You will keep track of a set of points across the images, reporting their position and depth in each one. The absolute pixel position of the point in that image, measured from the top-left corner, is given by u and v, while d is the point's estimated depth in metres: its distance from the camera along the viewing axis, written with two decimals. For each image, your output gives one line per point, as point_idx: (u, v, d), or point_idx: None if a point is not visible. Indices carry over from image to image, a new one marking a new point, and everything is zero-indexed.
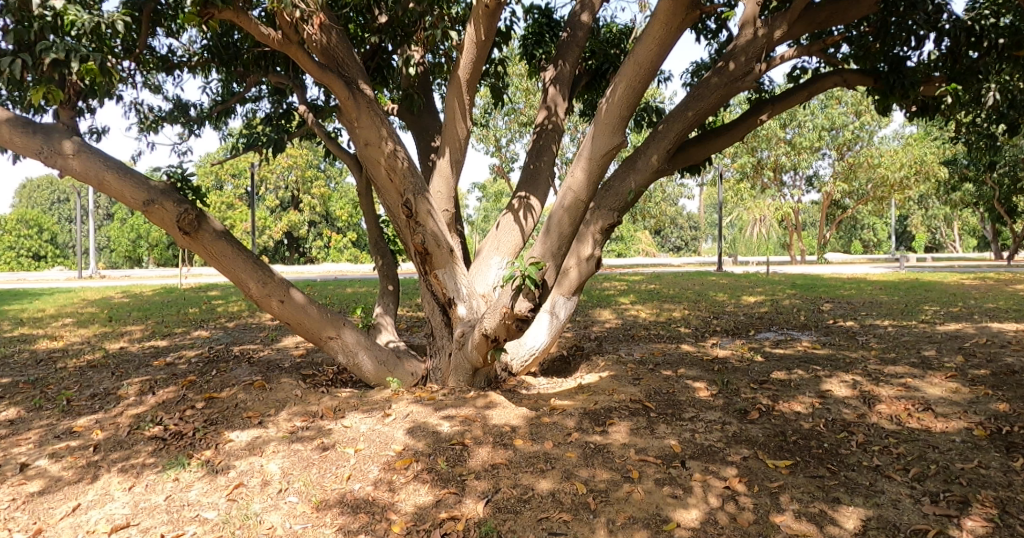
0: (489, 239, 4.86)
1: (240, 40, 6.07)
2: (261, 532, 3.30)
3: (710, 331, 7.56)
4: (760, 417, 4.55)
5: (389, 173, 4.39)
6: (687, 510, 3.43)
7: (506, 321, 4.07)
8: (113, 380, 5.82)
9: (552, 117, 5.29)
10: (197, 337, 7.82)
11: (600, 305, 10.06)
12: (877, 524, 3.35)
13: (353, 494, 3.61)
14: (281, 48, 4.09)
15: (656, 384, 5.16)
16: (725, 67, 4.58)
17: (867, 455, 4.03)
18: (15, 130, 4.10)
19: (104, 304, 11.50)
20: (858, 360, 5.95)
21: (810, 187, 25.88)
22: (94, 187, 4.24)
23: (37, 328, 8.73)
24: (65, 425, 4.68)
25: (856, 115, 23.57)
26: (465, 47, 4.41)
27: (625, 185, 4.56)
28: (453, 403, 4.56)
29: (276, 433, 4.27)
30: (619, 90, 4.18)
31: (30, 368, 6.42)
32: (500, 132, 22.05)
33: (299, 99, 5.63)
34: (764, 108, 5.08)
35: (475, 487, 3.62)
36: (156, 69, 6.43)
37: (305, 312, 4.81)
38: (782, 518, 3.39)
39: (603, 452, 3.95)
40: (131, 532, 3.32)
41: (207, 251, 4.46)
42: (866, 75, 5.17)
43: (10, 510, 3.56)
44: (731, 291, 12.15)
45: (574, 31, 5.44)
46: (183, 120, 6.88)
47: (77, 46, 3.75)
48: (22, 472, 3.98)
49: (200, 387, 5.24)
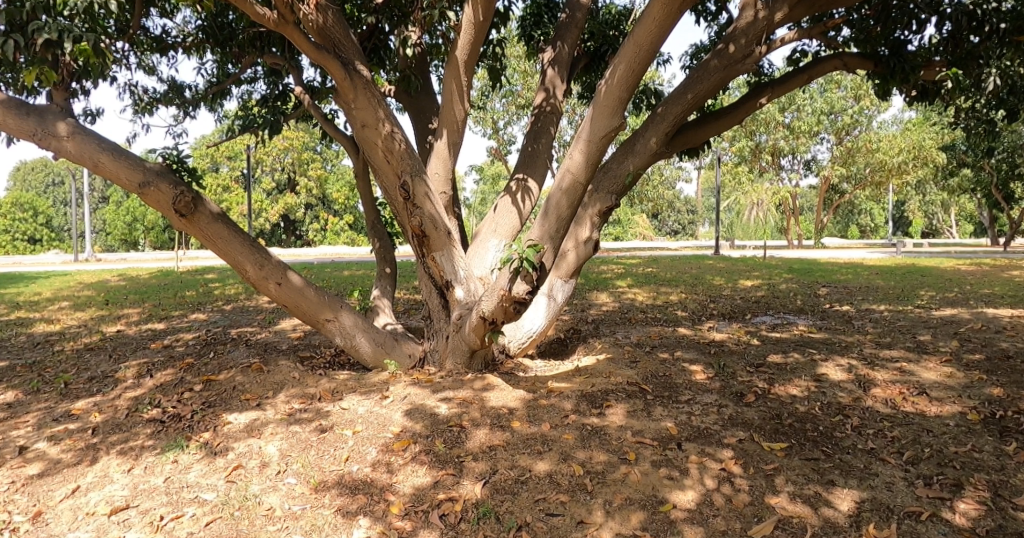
0: (486, 221, 4.85)
1: (234, 21, 5.97)
2: (260, 514, 3.33)
3: (707, 315, 7.59)
4: (756, 400, 4.58)
5: (386, 155, 4.36)
6: (683, 491, 3.46)
7: (504, 304, 4.08)
8: (111, 363, 5.82)
9: (550, 99, 5.24)
10: (194, 320, 7.80)
11: (597, 288, 10.07)
12: (872, 506, 3.38)
13: (351, 475, 3.63)
14: (277, 28, 4.02)
15: (652, 367, 5.17)
16: (725, 49, 4.53)
17: (862, 438, 4.07)
18: (9, 112, 4.08)
19: (101, 287, 11.51)
20: (854, 345, 5.99)
21: (808, 172, 25.77)
22: (89, 168, 4.18)
23: (34, 311, 8.72)
24: (64, 408, 4.67)
25: (856, 99, 23.42)
26: (463, 28, 4.36)
27: (623, 168, 4.53)
28: (451, 386, 4.57)
29: (274, 416, 4.28)
30: (618, 71, 4.14)
31: (26, 351, 6.43)
32: (497, 115, 21.89)
33: (295, 81, 5.52)
34: (763, 91, 5.05)
35: (472, 468, 3.65)
36: (150, 49, 6.36)
37: (303, 295, 4.80)
38: (777, 500, 3.42)
39: (601, 434, 3.97)
40: (130, 514, 3.35)
41: (203, 233, 4.43)
42: (867, 58, 5.12)
43: (10, 493, 3.58)
44: (728, 275, 12.15)
45: (573, 12, 5.36)
46: (178, 101, 6.81)
47: (70, 27, 3.72)
48: (21, 455, 3.99)
49: (198, 370, 5.24)
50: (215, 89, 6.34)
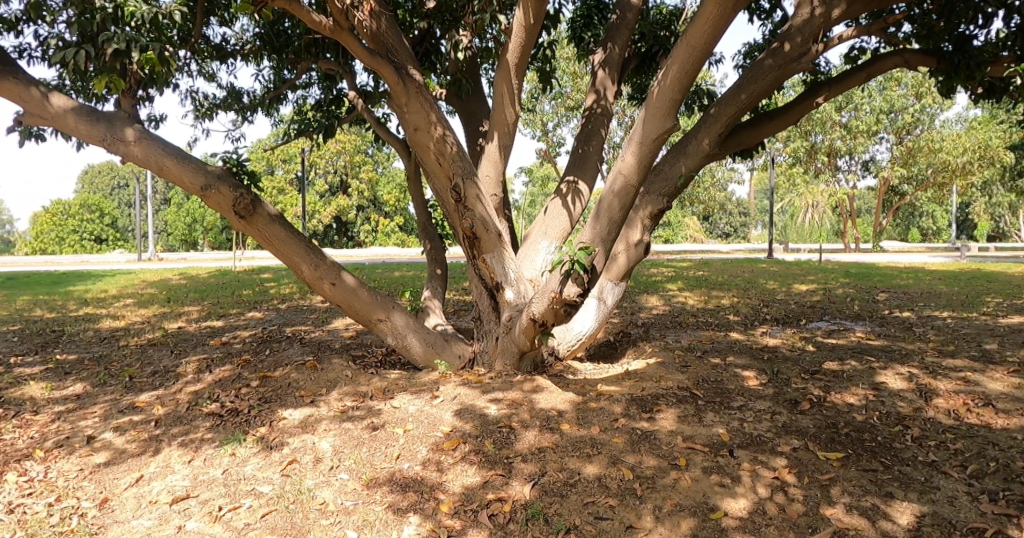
0: (537, 223, 4.87)
1: (290, 28, 6.14)
2: (314, 508, 3.41)
3: (760, 319, 7.41)
4: (811, 408, 4.45)
5: (438, 158, 4.41)
6: (735, 499, 3.39)
7: (555, 306, 4.08)
8: (172, 358, 6.07)
9: (600, 101, 5.21)
10: (251, 318, 8.06)
11: (647, 291, 9.97)
12: (933, 521, 3.24)
13: (402, 473, 3.69)
14: (332, 35, 4.14)
15: (704, 372, 5.09)
16: (780, 48, 4.42)
17: (923, 450, 3.90)
18: (81, 119, 4.29)
19: (163, 285, 12.04)
20: (915, 352, 5.75)
21: (866, 172, 24.84)
22: (154, 172, 4.37)
23: (101, 307, 9.17)
24: (129, 400, 4.91)
25: (917, 97, 22.60)
26: (514, 31, 4.38)
27: (676, 169, 4.48)
28: (500, 387, 4.59)
29: (328, 413, 4.38)
30: (672, 72, 4.08)
31: (95, 345, 6.76)
32: (546, 117, 21.91)
33: (349, 85, 5.65)
34: (820, 91, 4.90)
35: (522, 469, 3.66)
36: (210, 57, 6.59)
37: (356, 295, 4.90)
38: (833, 511, 3.32)
39: (651, 439, 3.93)
40: (190, 503, 3.48)
41: (261, 234, 4.57)
42: (929, 55, 4.94)
43: (79, 480, 3.78)
44: (782, 279, 11.82)
45: (624, 13, 5.31)
46: (236, 107, 7.05)
47: (137, 37, 3.92)
48: (89, 444, 4.21)
49: (255, 366, 5.42)
50: (272, 94, 6.52)
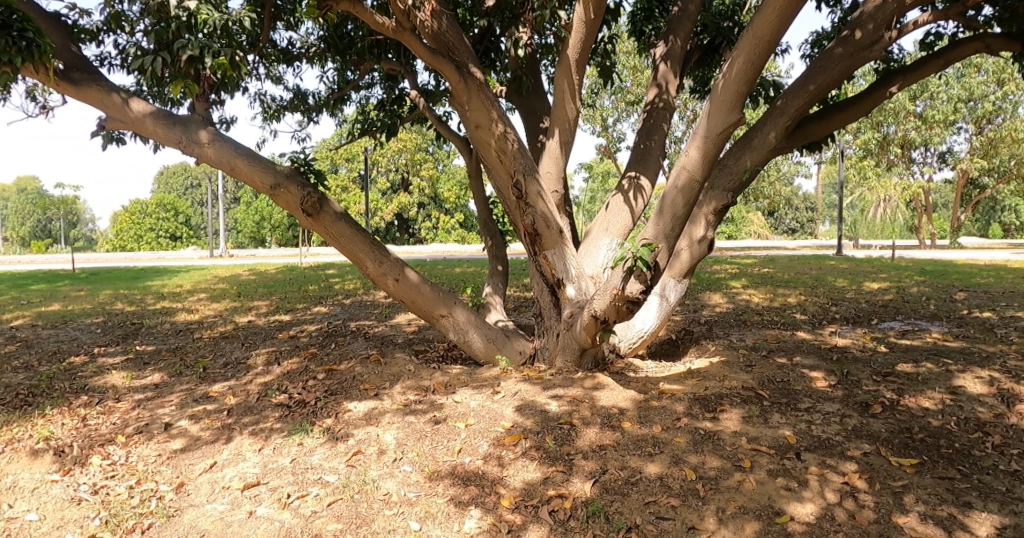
0: (598, 219, 4.84)
1: (353, 30, 6.29)
2: (377, 498, 3.51)
3: (828, 319, 7.14)
4: (883, 412, 4.27)
5: (499, 155, 4.46)
6: (802, 504, 3.30)
7: (617, 303, 4.07)
8: (243, 350, 6.35)
9: (663, 95, 5.14)
10: (317, 312, 8.32)
11: (709, 288, 9.77)
12: (1016, 534, 3.07)
13: (463, 466, 3.75)
14: (394, 35, 4.25)
15: (769, 372, 4.96)
16: (851, 36, 4.24)
17: (1005, 459, 3.69)
18: (159, 123, 4.53)
19: (234, 280, 12.59)
20: (998, 356, 5.42)
21: (942, 164, 23.53)
22: (226, 171, 4.58)
23: (177, 301, 9.66)
24: (203, 390, 5.16)
25: (999, 84, 21.23)
26: (574, 27, 4.37)
27: (740, 163, 4.37)
28: (561, 383, 4.60)
29: (391, 406, 4.49)
30: (737, 63, 3.98)
31: (171, 337, 7.13)
32: (606, 112, 21.70)
33: (411, 85, 5.76)
34: (894, 79, 4.67)
35: (582, 466, 3.66)
36: (278, 60, 6.83)
37: (419, 291, 5.00)
38: (906, 520, 3.18)
39: (714, 439, 3.86)
40: (260, 490, 3.65)
41: (327, 231, 4.72)
42: (1013, 38, 4.67)
43: (158, 464, 4.00)
44: (853, 277, 11.34)
45: (685, 5, 5.21)
46: (302, 108, 7.28)
47: (209, 44, 4.11)
48: (167, 430, 4.45)
49: (321, 359, 5.61)
50: (336, 95, 6.70)
